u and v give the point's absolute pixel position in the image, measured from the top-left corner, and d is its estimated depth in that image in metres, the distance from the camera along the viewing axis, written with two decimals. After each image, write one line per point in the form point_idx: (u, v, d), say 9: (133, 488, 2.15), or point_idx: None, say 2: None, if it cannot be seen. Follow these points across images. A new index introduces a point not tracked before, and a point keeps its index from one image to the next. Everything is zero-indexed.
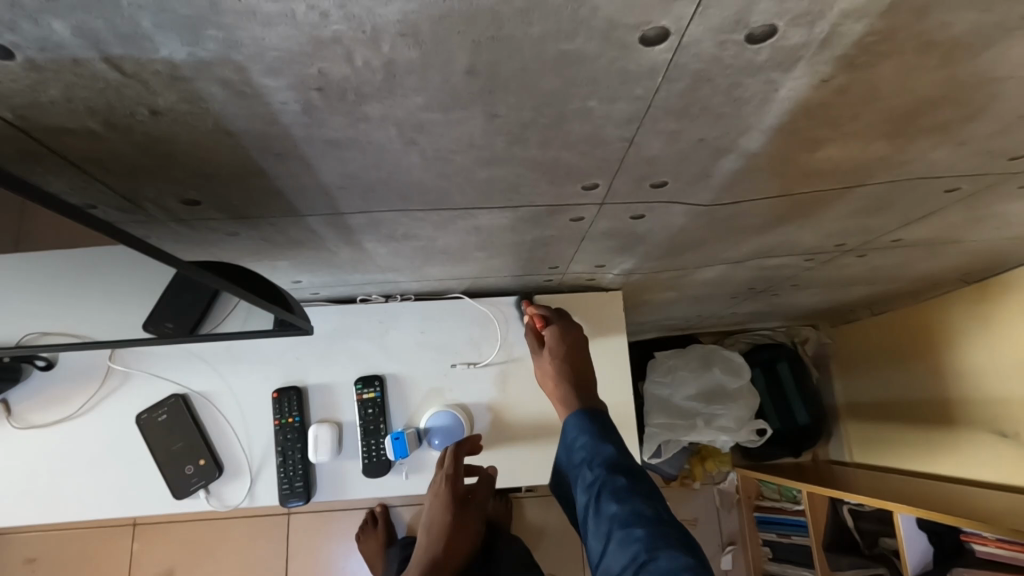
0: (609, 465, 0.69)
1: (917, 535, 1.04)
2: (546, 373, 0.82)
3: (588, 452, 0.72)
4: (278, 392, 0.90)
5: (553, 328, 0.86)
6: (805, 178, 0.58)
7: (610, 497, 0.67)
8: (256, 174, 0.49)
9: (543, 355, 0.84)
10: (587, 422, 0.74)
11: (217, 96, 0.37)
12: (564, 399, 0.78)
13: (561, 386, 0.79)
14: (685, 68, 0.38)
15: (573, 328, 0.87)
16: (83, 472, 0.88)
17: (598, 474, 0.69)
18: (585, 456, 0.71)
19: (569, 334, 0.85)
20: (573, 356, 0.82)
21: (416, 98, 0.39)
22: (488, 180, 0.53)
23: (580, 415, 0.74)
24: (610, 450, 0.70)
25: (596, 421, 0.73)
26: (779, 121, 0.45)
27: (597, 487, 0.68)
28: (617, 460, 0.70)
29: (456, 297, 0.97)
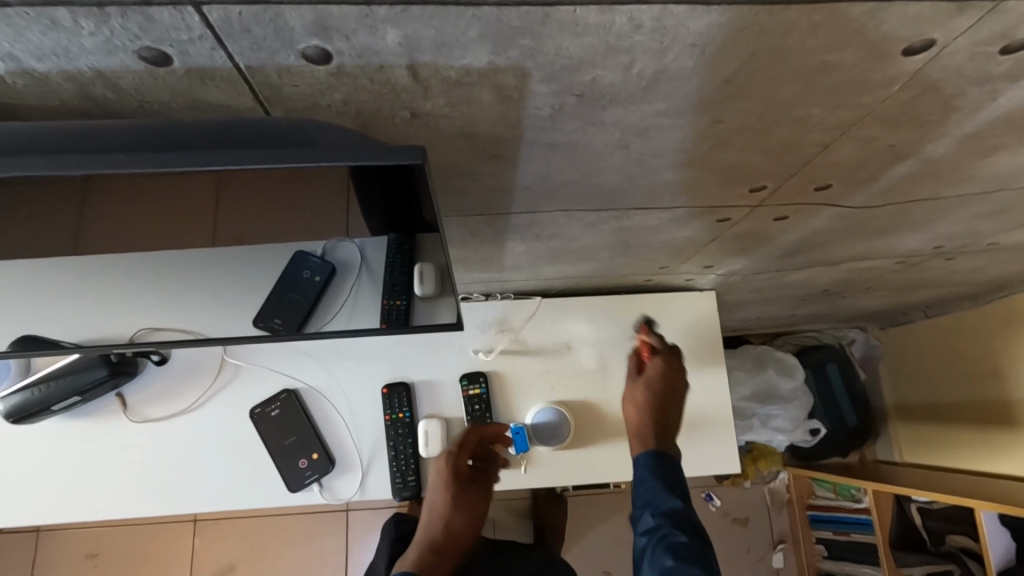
0: (672, 516, 0.61)
1: (998, 531, 1.06)
2: (632, 396, 0.71)
3: (652, 498, 0.62)
4: (387, 387, 0.92)
5: (660, 359, 0.75)
6: (958, 183, 0.60)
7: (666, 554, 0.57)
8: (461, 174, 0.51)
9: (637, 383, 0.73)
10: (658, 467, 0.64)
11: (484, 100, 0.39)
12: (642, 429, 0.68)
13: (641, 417, 0.69)
14: (924, 78, 0.40)
15: (682, 369, 0.74)
16: (201, 464, 0.90)
17: (658, 523, 0.60)
18: (648, 501, 0.63)
19: (678, 375, 0.73)
20: (669, 404, 0.70)
21: (659, 104, 0.41)
22: (667, 182, 0.55)
23: (652, 454, 0.65)
24: (675, 503, 0.61)
25: (666, 466, 0.64)
26: (977, 129, 0.47)
27: (655, 535, 0.59)
28: (683, 516, 0.60)
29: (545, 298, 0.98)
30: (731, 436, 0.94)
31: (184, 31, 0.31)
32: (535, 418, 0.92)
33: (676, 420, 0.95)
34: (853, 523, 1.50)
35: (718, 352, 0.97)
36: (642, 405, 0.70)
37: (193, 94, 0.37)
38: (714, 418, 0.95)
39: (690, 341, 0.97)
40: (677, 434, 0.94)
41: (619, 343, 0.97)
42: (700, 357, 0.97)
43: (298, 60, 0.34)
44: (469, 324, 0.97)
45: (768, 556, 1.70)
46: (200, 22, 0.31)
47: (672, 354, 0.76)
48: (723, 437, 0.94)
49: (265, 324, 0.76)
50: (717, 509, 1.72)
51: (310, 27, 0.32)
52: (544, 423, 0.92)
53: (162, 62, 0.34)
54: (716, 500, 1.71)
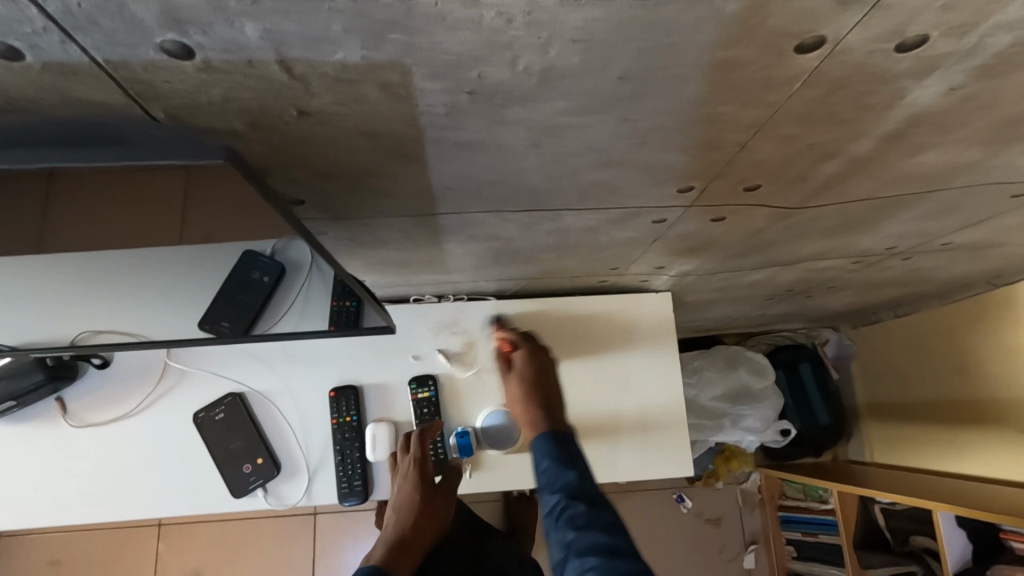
0: (570, 494, 0.57)
1: (956, 531, 1.06)
2: (513, 393, 0.71)
3: (549, 478, 0.59)
4: (335, 391, 0.91)
5: (522, 351, 0.77)
6: (890, 183, 0.59)
7: (569, 535, 0.55)
8: (372, 174, 0.49)
9: (510, 376, 0.73)
10: (554, 447, 0.61)
11: (371, 98, 0.38)
12: (531, 418, 0.66)
13: (526, 406, 0.67)
14: (827, 76, 0.39)
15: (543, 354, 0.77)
16: (144, 470, 0.88)
17: (557, 500, 0.57)
18: (545, 482, 0.59)
19: (538, 361, 0.75)
20: (544, 384, 0.70)
21: (559, 102, 0.40)
22: (592, 183, 0.54)
23: (546, 435, 0.62)
24: (572, 477, 0.58)
25: (565, 447, 0.61)
26: (894, 127, 0.46)
27: (556, 513, 0.56)
28: (578, 488, 0.57)
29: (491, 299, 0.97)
30: (685, 438, 0.94)
31: (25, 23, 0.30)
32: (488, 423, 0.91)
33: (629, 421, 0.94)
34: (821, 524, 1.50)
35: (672, 353, 0.96)
36: (520, 397, 0.69)
37: (63, 91, 0.36)
38: (669, 421, 0.94)
39: (644, 343, 0.96)
40: (630, 436, 0.93)
41: (571, 345, 0.95)
42: (654, 357, 0.96)
43: (158, 55, 0.33)
44: (420, 326, 0.95)
45: (740, 557, 1.70)
46: (39, 14, 0.29)
47: (535, 349, 0.77)
48: (677, 439, 0.93)
49: (209, 327, 0.76)
50: (689, 511, 1.72)
51: (161, 19, 0.30)
52: (494, 428, 0.91)
53: (13, 57, 0.32)
54: (687, 502, 1.70)
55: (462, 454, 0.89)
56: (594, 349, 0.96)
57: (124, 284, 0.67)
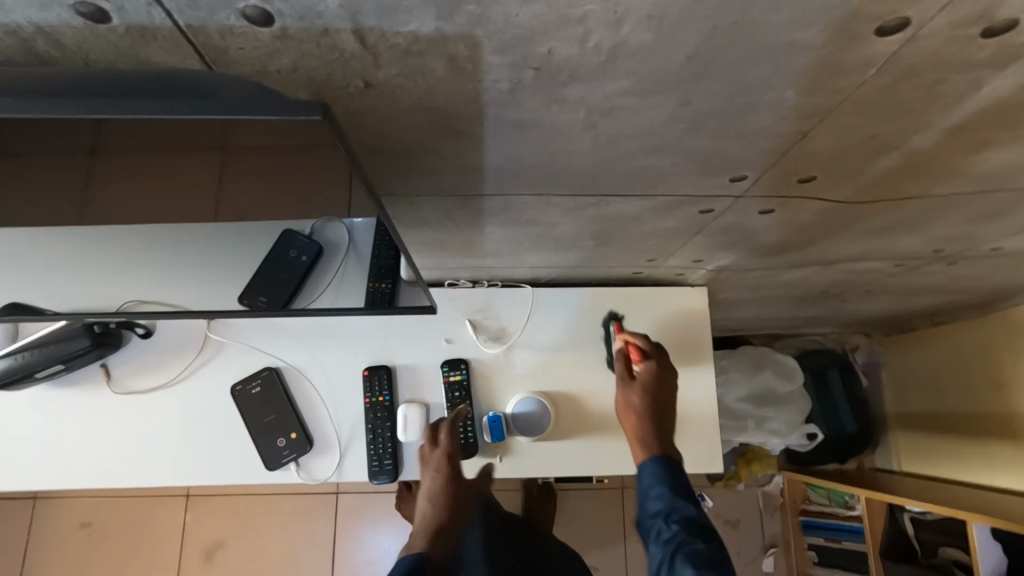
0: (688, 525, 0.61)
1: (989, 544, 1.03)
2: (630, 405, 0.74)
3: (664, 504, 0.63)
4: (368, 370, 0.92)
5: (649, 362, 0.78)
6: (949, 180, 0.57)
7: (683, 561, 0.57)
8: (426, 151, 0.49)
9: (632, 386, 0.75)
10: (667, 475, 0.65)
11: (437, 71, 0.38)
12: (643, 438, 0.69)
13: (640, 423, 0.71)
14: (901, 62, 0.38)
15: (671, 370, 0.78)
16: (180, 439, 0.90)
17: (674, 533, 0.61)
18: (660, 509, 0.63)
19: (666, 374, 0.77)
20: (661, 397, 0.74)
21: (624, 81, 0.40)
22: (643, 167, 0.53)
23: (659, 462, 0.66)
24: (692, 511, 0.62)
25: (676, 476, 0.65)
26: (962, 119, 0.45)
27: (673, 545, 0.60)
28: (697, 524, 0.62)
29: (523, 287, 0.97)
30: (714, 434, 0.93)
31: None
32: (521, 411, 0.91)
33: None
34: (845, 530, 1.48)
35: (706, 350, 0.95)
36: (638, 410, 0.72)
37: (142, 55, 0.37)
38: (698, 416, 0.93)
39: (678, 337, 0.96)
40: None
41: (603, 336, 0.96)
42: (687, 353, 0.95)
43: (238, 20, 0.33)
44: (453, 310, 0.96)
45: (758, 560, 1.68)
46: None
47: (660, 357, 0.79)
48: (706, 436, 0.93)
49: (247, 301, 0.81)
50: (708, 510, 1.71)
51: None
52: (525, 416, 0.91)
53: (100, 19, 0.33)
54: (707, 501, 1.69)
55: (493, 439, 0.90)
56: None
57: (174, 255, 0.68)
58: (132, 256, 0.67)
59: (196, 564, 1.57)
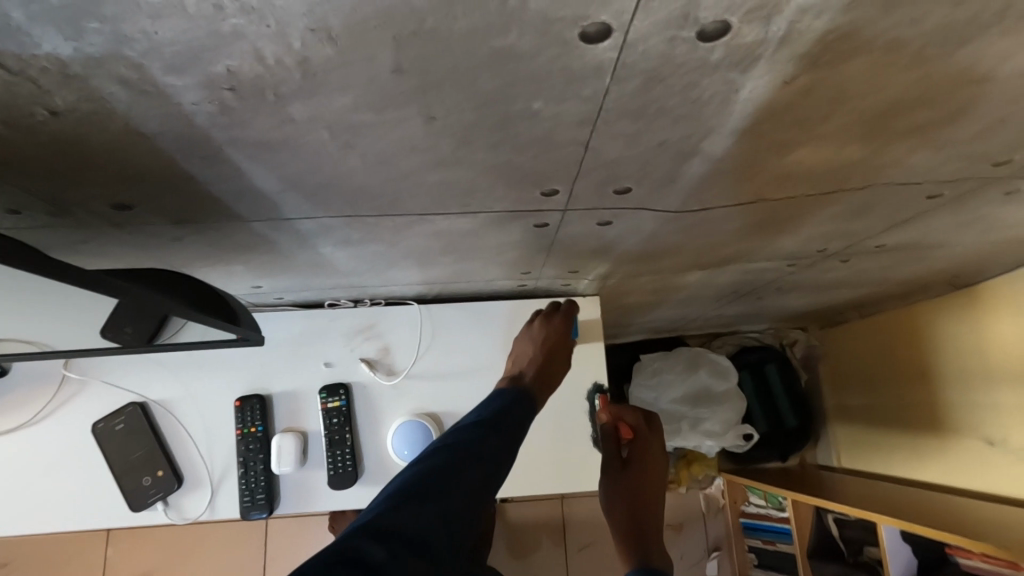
0: None
1: (899, 544, 1.02)
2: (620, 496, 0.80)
3: None
4: (240, 400, 0.87)
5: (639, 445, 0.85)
6: (775, 184, 0.55)
7: None
8: (184, 178, 0.45)
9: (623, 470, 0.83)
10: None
11: (120, 96, 0.34)
12: (630, 532, 0.76)
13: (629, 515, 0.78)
14: (634, 67, 0.35)
15: (659, 454, 0.85)
16: (39, 482, 0.85)
17: None
18: None
19: (653, 459, 0.84)
20: (646, 487, 0.81)
21: (342, 98, 0.36)
22: (439, 184, 0.50)
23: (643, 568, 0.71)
24: None
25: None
26: (742, 124, 0.42)
27: None
28: None
29: (408, 304, 0.93)
30: None
31: None
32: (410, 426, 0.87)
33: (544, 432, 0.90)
34: (779, 532, 1.46)
35: (599, 364, 0.92)
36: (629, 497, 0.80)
37: None
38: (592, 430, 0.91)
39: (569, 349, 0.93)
40: (545, 447, 0.90)
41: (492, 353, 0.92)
42: (578, 368, 0.92)
43: None
44: (333, 331, 0.92)
45: (701, 564, 1.64)
46: None
47: (650, 440, 0.86)
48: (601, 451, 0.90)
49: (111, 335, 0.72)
50: None
51: None
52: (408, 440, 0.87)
53: None
54: None
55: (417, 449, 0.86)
56: None
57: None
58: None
59: None
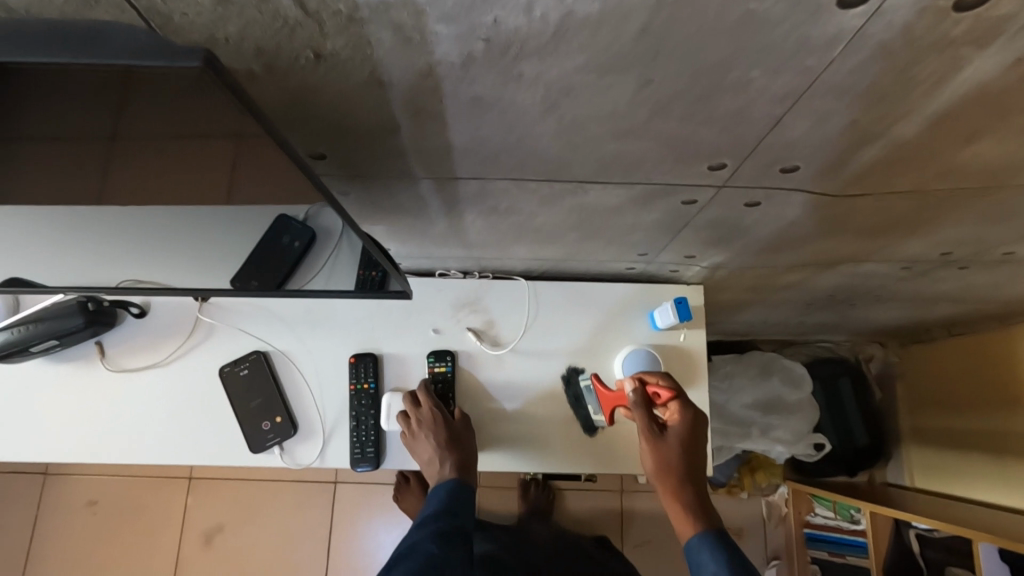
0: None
1: (995, 564, 0.99)
2: (671, 465, 0.69)
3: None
4: (354, 357, 0.92)
5: (676, 404, 0.73)
6: (942, 175, 0.54)
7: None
8: (390, 131, 0.49)
9: (667, 441, 0.70)
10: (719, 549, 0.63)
11: (385, 42, 0.37)
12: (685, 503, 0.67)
13: (682, 485, 0.68)
14: (871, 39, 0.36)
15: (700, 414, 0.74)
16: (166, 419, 0.91)
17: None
18: None
19: (696, 419, 0.73)
20: (697, 449, 0.71)
21: (577, 57, 0.38)
22: (614, 153, 0.52)
23: (706, 538, 0.64)
24: None
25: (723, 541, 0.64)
26: (946, 106, 0.42)
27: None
28: None
29: (513, 279, 0.97)
30: None
31: None
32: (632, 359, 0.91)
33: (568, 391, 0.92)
34: (850, 545, 1.43)
35: (699, 351, 0.94)
36: (679, 473, 0.69)
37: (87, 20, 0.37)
38: None
39: (670, 338, 0.94)
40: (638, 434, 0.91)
41: (594, 334, 0.94)
42: (678, 353, 0.94)
43: None
44: (442, 300, 0.95)
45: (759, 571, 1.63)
46: None
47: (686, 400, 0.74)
48: None
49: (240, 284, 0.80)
50: None
51: None
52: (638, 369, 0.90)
53: None
54: None
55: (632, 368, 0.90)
56: (617, 341, 0.94)
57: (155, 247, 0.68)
58: (116, 243, 0.67)
59: (194, 548, 1.58)
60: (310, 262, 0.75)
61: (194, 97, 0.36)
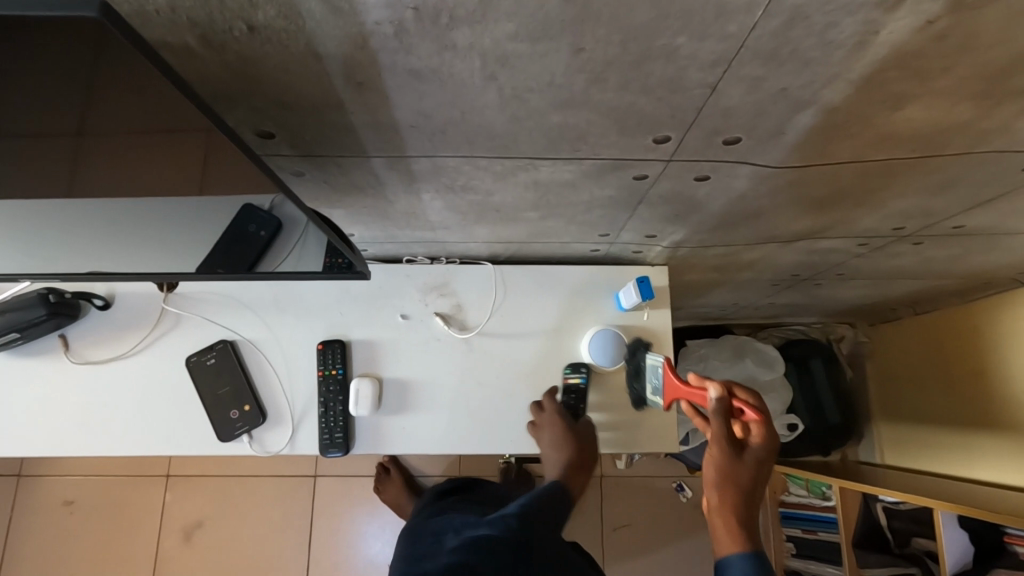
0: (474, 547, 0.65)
1: (956, 531, 1.02)
2: (732, 486, 0.64)
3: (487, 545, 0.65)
4: (322, 344, 0.92)
5: (756, 425, 0.65)
6: (878, 143, 0.56)
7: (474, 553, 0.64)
8: (334, 105, 0.49)
9: (738, 462, 0.64)
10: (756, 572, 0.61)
11: (316, 11, 0.38)
12: (734, 526, 0.63)
13: (736, 511, 0.63)
14: (786, 2, 0.37)
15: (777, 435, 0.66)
16: (132, 410, 0.91)
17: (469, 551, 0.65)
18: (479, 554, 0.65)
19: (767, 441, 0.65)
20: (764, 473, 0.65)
21: (506, 24, 0.39)
22: (558, 126, 0.53)
23: (750, 559, 0.62)
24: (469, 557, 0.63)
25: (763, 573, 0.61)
26: (869, 70, 0.44)
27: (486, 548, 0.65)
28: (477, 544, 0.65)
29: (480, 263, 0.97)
30: (665, 416, 0.92)
31: None
32: (598, 338, 0.92)
33: (583, 371, 0.92)
34: (822, 521, 1.46)
35: (663, 330, 0.96)
36: (738, 496, 0.63)
37: None
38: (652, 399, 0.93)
39: (636, 319, 0.95)
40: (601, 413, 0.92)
41: (559, 318, 0.95)
42: (644, 332, 0.95)
43: None
44: (410, 286, 0.96)
45: None
46: None
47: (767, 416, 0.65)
48: (663, 422, 0.92)
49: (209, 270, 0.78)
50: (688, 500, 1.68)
51: None
52: (609, 349, 0.92)
53: None
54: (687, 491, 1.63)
55: (601, 347, 0.92)
56: (582, 323, 0.95)
57: (116, 241, 0.68)
58: (67, 235, 0.67)
59: (174, 544, 1.58)
60: (278, 249, 0.76)
61: (116, 65, 0.36)
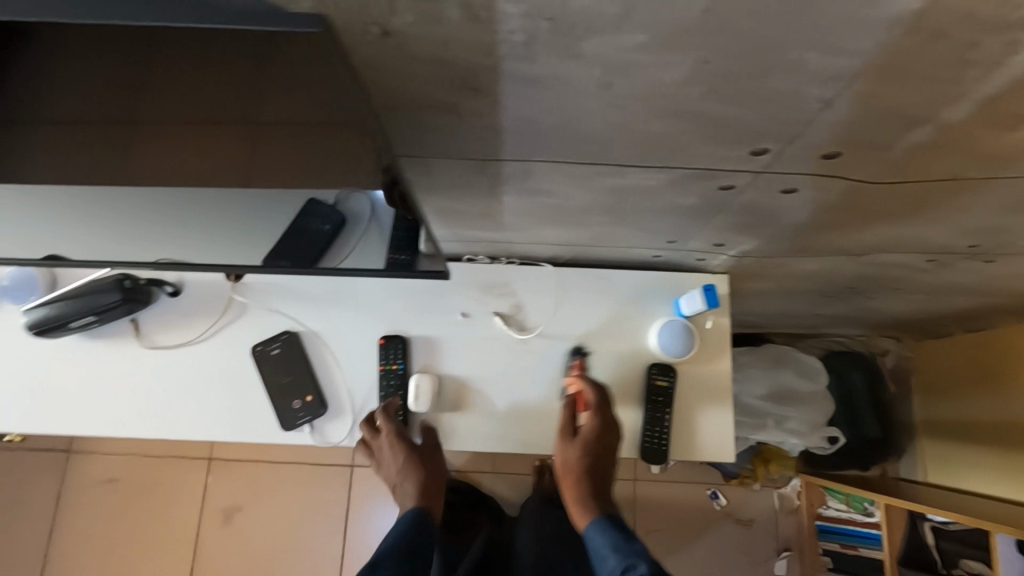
0: None
1: (1011, 555, 1.00)
2: (571, 465, 0.85)
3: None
4: (384, 339, 0.93)
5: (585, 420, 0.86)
6: (982, 161, 0.55)
7: None
8: (443, 109, 0.50)
9: (574, 444, 0.85)
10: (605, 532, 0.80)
11: (454, 18, 0.39)
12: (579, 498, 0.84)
13: (576, 484, 0.84)
14: (931, 21, 0.37)
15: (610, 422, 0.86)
16: (198, 395, 0.93)
17: None
18: None
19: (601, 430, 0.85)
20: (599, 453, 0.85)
21: (638, 36, 0.39)
22: (658, 134, 0.52)
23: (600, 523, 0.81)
24: None
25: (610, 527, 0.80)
26: (999, 90, 0.43)
27: None
28: None
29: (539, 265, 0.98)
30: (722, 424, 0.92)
31: None
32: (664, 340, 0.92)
33: (670, 375, 0.92)
34: (863, 537, 1.43)
35: (723, 338, 0.95)
36: (575, 472, 0.85)
37: None
38: (709, 408, 0.93)
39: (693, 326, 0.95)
40: None
41: (615, 322, 0.95)
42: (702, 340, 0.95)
43: None
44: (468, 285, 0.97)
45: (770, 562, 1.66)
46: None
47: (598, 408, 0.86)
48: (720, 430, 0.92)
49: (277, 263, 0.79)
50: (721, 508, 1.68)
51: None
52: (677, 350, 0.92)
53: None
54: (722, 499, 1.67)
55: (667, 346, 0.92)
56: (637, 328, 0.95)
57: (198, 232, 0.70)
58: (155, 223, 0.69)
59: (212, 526, 1.61)
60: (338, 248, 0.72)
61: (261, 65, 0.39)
